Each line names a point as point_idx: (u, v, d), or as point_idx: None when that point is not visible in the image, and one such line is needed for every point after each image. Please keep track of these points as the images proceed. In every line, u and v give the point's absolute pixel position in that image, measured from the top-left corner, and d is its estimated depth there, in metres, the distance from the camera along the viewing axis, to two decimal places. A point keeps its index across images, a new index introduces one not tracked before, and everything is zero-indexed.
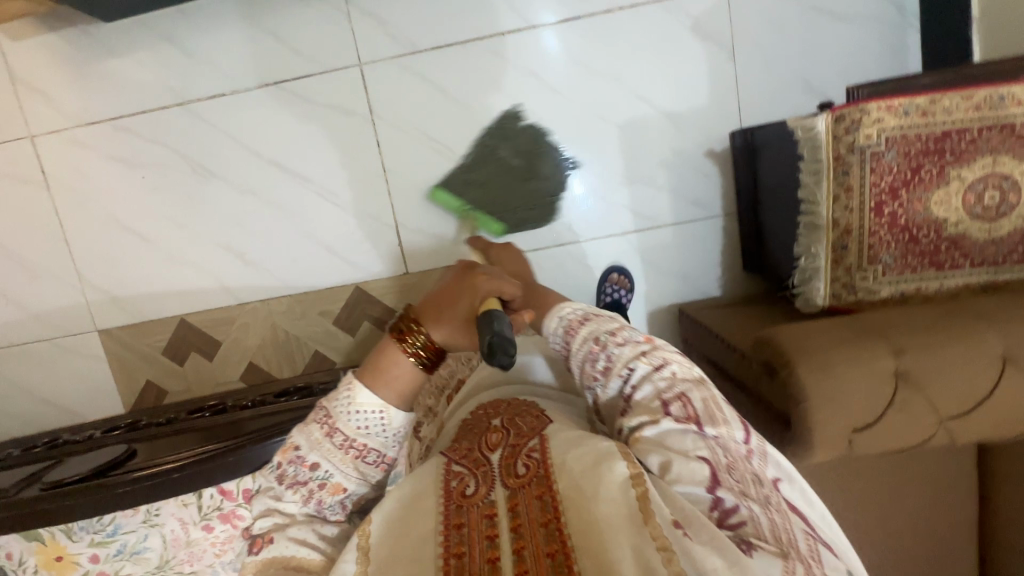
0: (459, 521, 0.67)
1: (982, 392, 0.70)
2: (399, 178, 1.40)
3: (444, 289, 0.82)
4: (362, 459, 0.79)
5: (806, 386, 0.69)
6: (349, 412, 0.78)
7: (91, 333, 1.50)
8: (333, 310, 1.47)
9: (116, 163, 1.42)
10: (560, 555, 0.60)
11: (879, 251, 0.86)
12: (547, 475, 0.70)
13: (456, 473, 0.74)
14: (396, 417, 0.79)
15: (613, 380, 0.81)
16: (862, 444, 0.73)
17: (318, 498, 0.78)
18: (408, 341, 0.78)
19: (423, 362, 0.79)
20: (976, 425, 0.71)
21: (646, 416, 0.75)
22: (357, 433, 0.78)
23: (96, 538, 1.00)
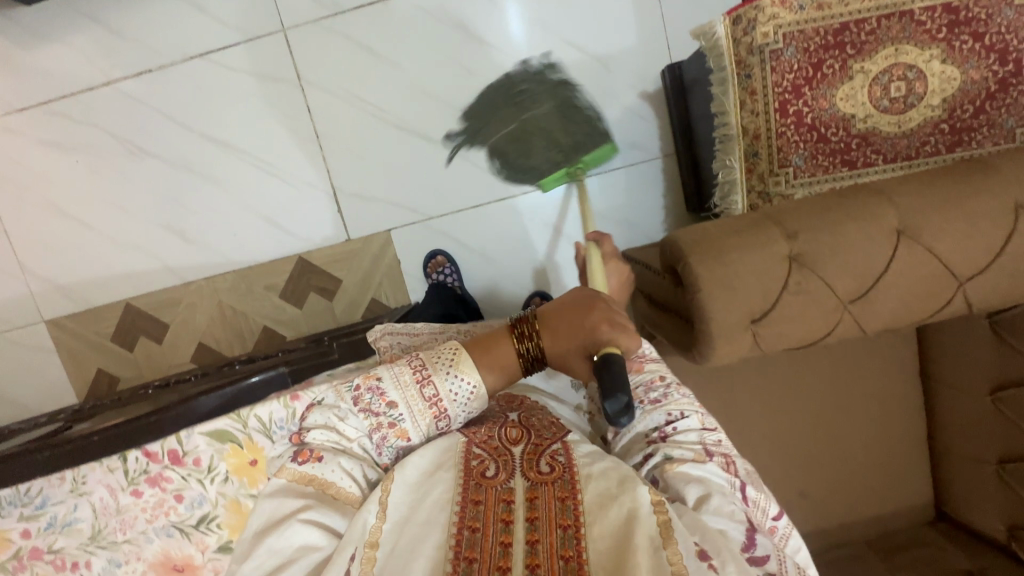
0: (477, 498, 0.66)
1: (880, 268, 0.71)
2: (334, 143, 1.39)
3: (568, 307, 0.75)
4: (437, 420, 0.76)
5: (700, 277, 0.69)
6: (448, 372, 0.75)
7: (39, 324, 1.48)
8: (278, 283, 1.45)
9: (50, 149, 1.41)
10: (574, 561, 0.58)
11: (789, 153, 0.86)
12: (573, 482, 0.66)
13: (476, 454, 0.71)
14: (482, 398, 0.76)
15: (654, 414, 0.76)
16: (767, 336, 0.73)
17: (383, 434, 0.75)
18: (521, 342, 0.75)
19: (525, 364, 0.76)
20: (875, 303, 0.73)
21: (689, 454, 0.71)
22: (445, 394, 0.75)
23: (25, 512, 0.98)
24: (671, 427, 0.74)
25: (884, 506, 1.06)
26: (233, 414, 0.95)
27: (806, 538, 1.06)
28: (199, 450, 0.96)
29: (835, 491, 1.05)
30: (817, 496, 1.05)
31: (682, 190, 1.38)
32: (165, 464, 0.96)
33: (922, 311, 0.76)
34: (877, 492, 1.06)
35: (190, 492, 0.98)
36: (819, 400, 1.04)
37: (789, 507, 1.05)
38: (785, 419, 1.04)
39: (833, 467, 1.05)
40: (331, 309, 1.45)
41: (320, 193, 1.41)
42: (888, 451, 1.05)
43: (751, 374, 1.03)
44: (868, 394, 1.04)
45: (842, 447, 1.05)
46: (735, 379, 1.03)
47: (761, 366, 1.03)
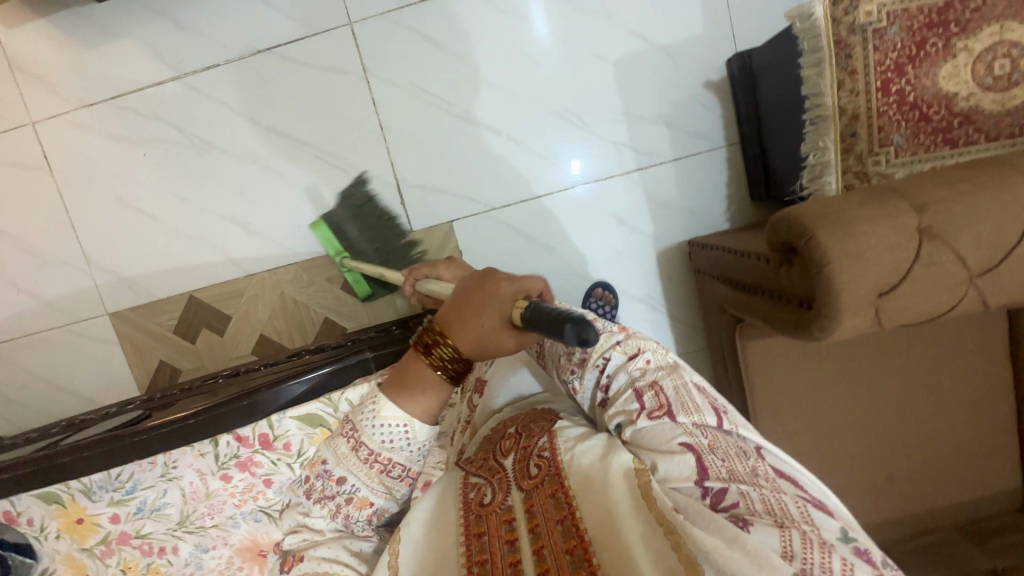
0: (480, 529, 0.70)
1: (1013, 239, 0.70)
2: (397, 136, 1.40)
3: (462, 294, 0.74)
4: (386, 473, 0.78)
5: (829, 251, 0.68)
6: (374, 426, 0.76)
7: (102, 317, 1.50)
8: (340, 275, 1.46)
9: (116, 143, 1.43)
10: (579, 549, 0.62)
11: (890, 132, 0.88)
12: (559, 474, 0.71)
13: (474, 484, 0.77)
14: (420, 431, 0.76)
15: (588, 372, 0.80)
16: (892, 312, 0.72)
17: (345, 513, 0.80)
18: (434, 354, 0.73)
19: (450, 374, 0.74)
20: (1003, 276, 0.72)
21: (624, 417, 0.73)
22: (382, 446, 0.76)
23: (116, 497, 0.99)
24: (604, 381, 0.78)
25: (973, 493, 1.05)
26: (325, 399, 0.97)
27: (890, 524, 1.06)
28: (290, 434, 0.97)
29: (924, 476, 1.04)
30: (904, 480, 1.05)
31: (745, 178, 1.39)
32: (256, 448, 0.97)
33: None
34: (967, 479, 1.05)
35: (280, 477, 0.98)
36: (906, 384, 1.02)
37: (872, 493, 1.05)
38: (872, 404, 1.03)
39: (921, 450, 1.04)
40: (393, 303, 1.47)
41: (382, 185, 1.42)
42: (979, 436, 1.04)
43: (843, 355, 1.01)
44: (960, 376, 1.02)
45: (932, 431, 1.04)
46: (825, 360, 1.01)
47: (852, 348, 1.01)
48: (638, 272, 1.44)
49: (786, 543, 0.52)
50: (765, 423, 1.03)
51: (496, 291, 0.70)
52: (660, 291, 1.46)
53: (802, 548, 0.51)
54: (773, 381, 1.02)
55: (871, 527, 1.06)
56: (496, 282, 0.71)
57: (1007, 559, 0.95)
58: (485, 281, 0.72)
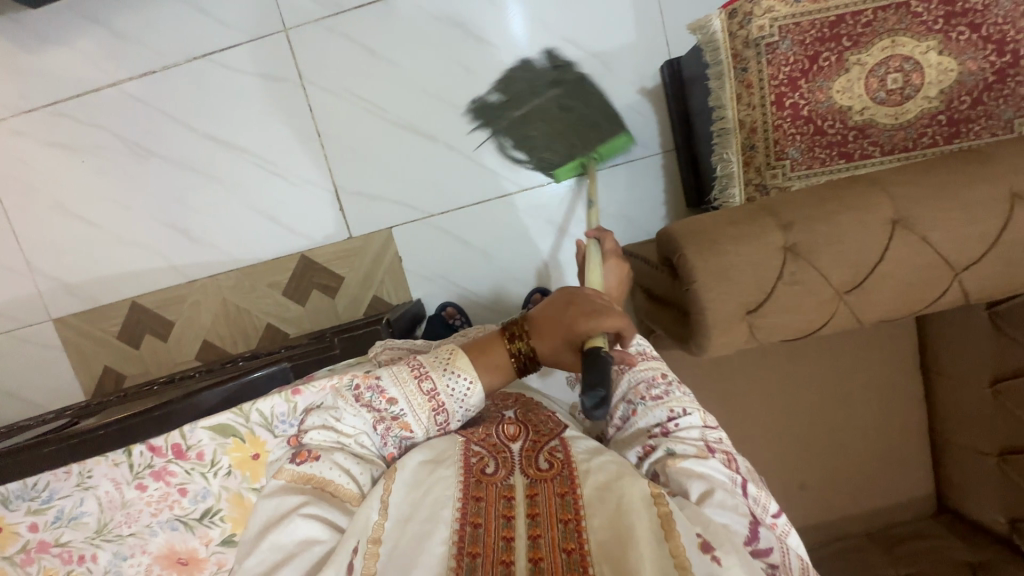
0: (478, 494, 0.66)
1: (876, 256, 0.72)
2: (335, 142, 1.40)
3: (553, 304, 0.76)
4: (436, 414, 0.75)
5: (695, 268, 0.69)
6: (445, 369, 0.75)
7: (47, 323, 1.51)
8: (282, 281, 1.46)
9: (56, 150, 1.43)
10: (577, 554, 0.58)
11: (785, 146, 0.89)
12: (572, 478, 0.67)
13: (476, 452, 0.71)
14: (479, 397, 0.75)
15: (657, 410, 0.76)
16: (761, 327, 0.73)
17: (385, 426, 0.74)
18: (513, 343, 0.75)
19: (517, 365, 0.76)
20: (868, 293, 0.73)
21: (691, 449, 0.71)
22: (443, 388, 0.74)
23: (33, 506, 1.00)
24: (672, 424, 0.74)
25: (884, 499, 1.06)
26: (235, 409, 0.96)
27: (806, 531, 1.06)
28: (202, 444, 0.97)
29: (836, 483, 1.05)
30: (816, 487, 1.05)
31: (681, 185, 1.39)
32: (169, 458, 0.97)
33: (920, 299, 0.76)
34: (874, 488, 1.06)
35: (194, 486, 0.99)
36: (815, 392, 1.04)
37: (789, 500, 1.05)
38: (783, 412, 1.04)
39: (831, 459, 1.05)
40: (334, 305, 1.47)
41: (321, 191, 1.42)
42: (887, 444, 1.05)
43: (749, 366, 1.04)
44: (866, 385, 1.04)
45: (841, 439, 1.05)
46: (732, 372, 1.04)
47: (759, 359, 1.04)
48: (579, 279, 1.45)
49: None
50: None
51: (579, 321, 0.72)
52: None
53: None
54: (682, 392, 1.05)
55: None
56: (582, 312, 0.73)
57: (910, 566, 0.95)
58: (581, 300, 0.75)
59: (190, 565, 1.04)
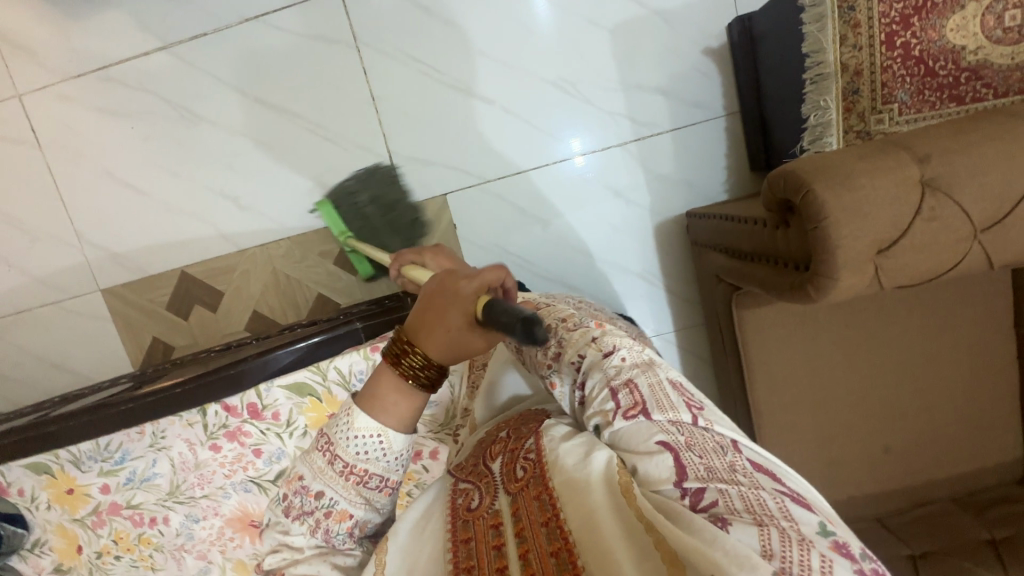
0: (467, 535, 0.64)
1: (1017, 193, 0.68)
2: (388, 106, 1.37)
3: (427, 308, 0.65)
4: (364, 484, 0.69)
5: (830, 203, 0.66)
6: (348, 437, 0.68)
7: (95, 293, 1.49)
8: (333, 249, 1.44)
9: (103, 116, 1.41)
10: (564, 552, 0.55)
11: (894, 89, 0.93)
12: (543, 474, 0.64)
13: (462, 489, 0.71)
14: (396, 440, 0.68)
15: (564, 372, 0.73)
16: (893, 269, 0.70)
17: (325, 527, 0.70)
18: (403, 364, 0.65)
19: (423, 382, 0.66)
20: (1006, 233, 0.70)
21: (601, 417, 0.65)
22: (357, 458, 0.68)
23: (105, 467, 0.99)
24: (580, 380, 0.70)
25: (973, 462, 1.04)
26: (312, 367, 0.95)
27: (888, 496, 1.05)
28: (278, 404, 0.95)
29: (922, 447, 1.03)
30: (902, 451, 1.04)
31: (746, 148, 1.36)
32: (245, 418, 0.96)
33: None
34: (959, 449, 1.04)
35: (269, 447, 0.97)
36: (906, 350, 1.00)
37: (868, 461, 1.04)
38: (871, 372, 1.01)
39: (917, 422, 1.03)
40: (386, 274, 1.45)
41: (373, 157, 1.40)
42: (979, 407, 1.02)
43: (838, 323, 0.99)
44: (960, 343, 1.00)
45: (928, 401, 1.02)
46: (818, 330, 0.99)
47: (849, 316, 0.98)
48: (636, 246, 1.42)
49: (767, 541, 0.46)
50: (761, 393, 1.01)
51: (457, 294, 0.63)
52: (658, 264, 1.43)
53: (783, 546, 0.45)
54: (768, 350, 0.99)
55: (869, 499, 1.05)
56: (452, 285, 0.64)
57: (1006, 530, 0.94)
58: (445, 283, 0.64)
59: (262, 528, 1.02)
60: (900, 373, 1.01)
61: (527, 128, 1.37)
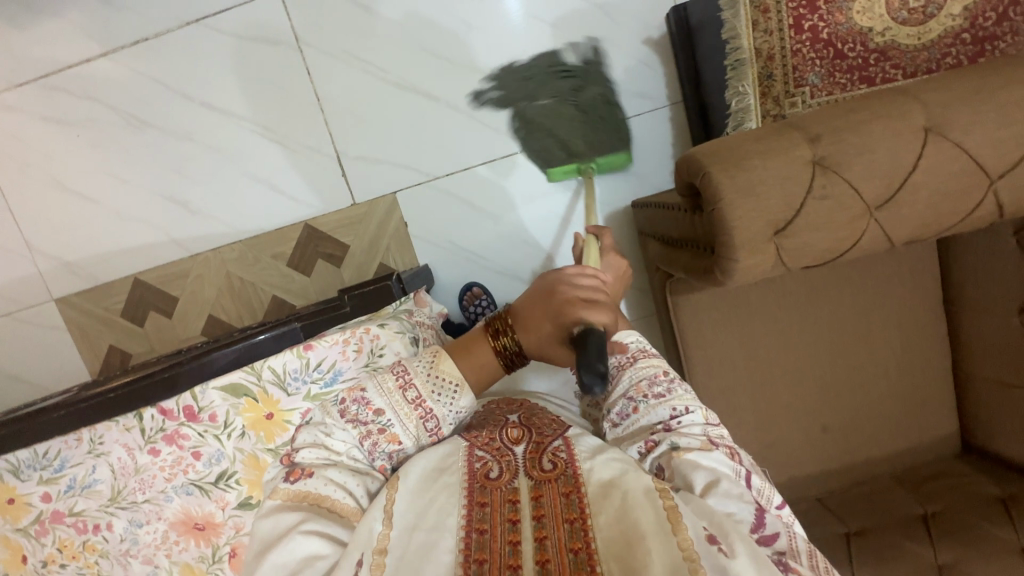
0: (482, 500, 0.65)
1: (911, 169, 0.70)
2: (334, 106, 1.37)
3: (534, 297, 0.75)
4: (425, 421, 0.75)
5: (724, 185, 0.67)
6: (429, 373, 0.76)
7: (49, 303, 1.48)
8: (286, 251, 1.44)
9: (49, 124, 1.40)
10: (585, 552, 0.57)
11: (805, 72, 1.02)
12: (577, 476, 0.67)
13: (479, 457, 0.71)
14: (467, 398, 0.76)
15: (659, 409, 0.74)
16: (792, 249, 0.71)
17: (373, 441, 0.73)
18: (499, 340, 0.77)
19: (507, 362, 0.78)
20: (902, 209, 0.71)
21: (694, 444, 0.70)
22: (429, 394, 0.75)
23: (45, 476, 0.98)
24: (676, 421, 0.73)
25: (908, 440, 1.05)
26: (246, 367, 0.95)
27: (830, 476, 1.07)
28: (214, 406, 0.95)
29: (859, 425, 1.05)
30: (839, 431, 1.05)
31: (690, 138, 1.37)
32: (182, 421, 0.96)
33: (952, 216, 0.74)
34: (895, 426, 1.05)
35: (208, 449, 0.97)
36: (839, 330, 1.01)
37: (808, 443, 1.06)
38: (806, 354, 1.02)
39: (853, 401, 1.04)
40: (340, 275, 1.44)
41: (322, 157, 1.39)
42: (911, 385, 1.04)
43: (769, 305, 1.00)
44: (889, 322, 1.01)
45: (863, 381, 1.03)
46: (749, 314, 1.00)
47: (779, 299, 1.00)
48: None
49: None
50: (699, 378, 1.03)
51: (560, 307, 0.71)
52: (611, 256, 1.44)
53: None
54: (701, 336, 1.00)
55: (810, 479, 1.07)
56: (563, 299, 0.72)
57: (936, 505, 0.96)
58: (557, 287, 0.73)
59: (207, 530, 1.02)
60: (834, 353, 1.02)
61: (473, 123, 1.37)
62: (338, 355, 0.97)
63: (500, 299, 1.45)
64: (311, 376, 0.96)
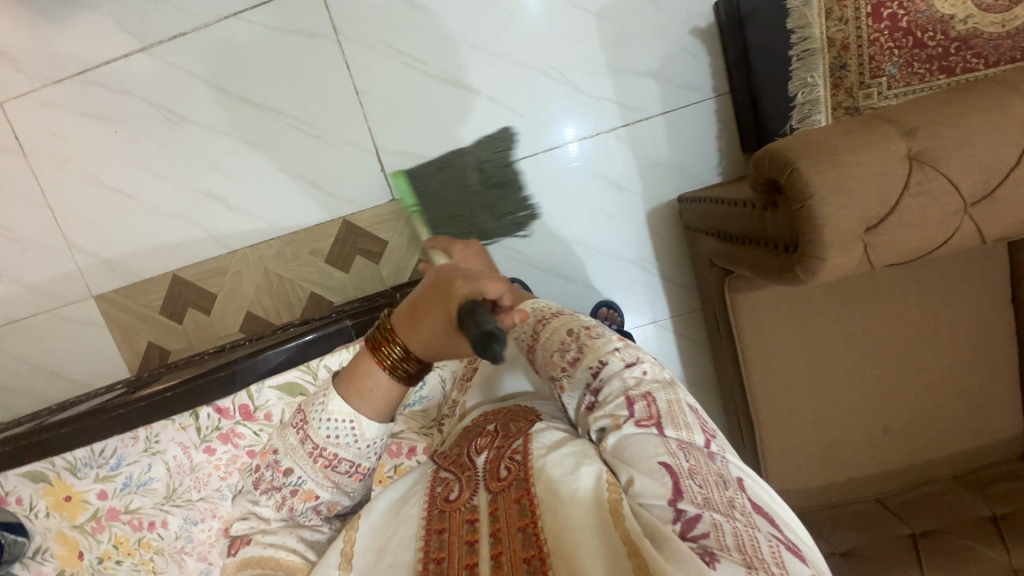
0: (441, 525, 0.63)
1: (1009, 164, 0.67)
2: (374, 101, 1.35)
3: (423, 292, 0.63)
4: (333, 468, 0.72)
5: (815, 182, 0.65)
6: (321, 419, 0.71)
7: (88, 300, 1.49)
8: (323, 248, 1.43)
9: (87, 121, 1.39)
10: (536, 560, 0.55)
11: (883, 63, 1.10)
12: (527, 478, 0.63)
13: (443, 479, 0.70)
14: (368, 427, 0.70)
15: (579, 374, 0.73)
16: (879, 247, 0.69)
17: (290, 504, 0.75)
18: (381, 353, 0.66)
19: (402, 374, 0.67)
20: (999, 205, 0.69)
21: (610, 420, 0.66)
22: (327, 441, 0.71)
23: (101, 473, 0.99)
24: (596, 384, 0.70)
25: (972, 440, 1.03)
26: (302, 366, 0.96)
27: (888, 477, 1.05)
28: (270, 404, 0.96)
29: (921, 424, 1.03)
30: (900, 430, 1.03)
31: (738, 131, 1.34)
32: (237, 419, 0.96)
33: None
34: (959, 424, 1.03)
35: (264, 448, 0.97)
36: (902, 329, 0.99)
37: (867, 442, 1.03)
38: (868, 352, 1.00)
39: (915, 401, 1.02)
40: (377, 271, 1.43)
41: (360, 153, 1.38)
42: (976, 383, 1.01)
43: (832, 303, 0.98)
44: (956, 320, 0.99)
45: (925, 379, 1.01)
46: (812, 311, 0.98)
47: (843, 297, 0.97)
48: (629, 232, 1.41)
49: None
50: (757, 378, 1.01)
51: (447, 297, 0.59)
52: (652, 251, 1.42)
53: None
54: (762, 335, 0.98)
55: (869, 480, 1.05)
56: (448, 284, 0.60)
57: (1006, 506, 0.95)
58: (439, 278, 0.61)
59: None
60: (898, 351, 1.00)
61: (514, 116, 1.35)
62: None
63: (538, 295, 1.43)
64: None
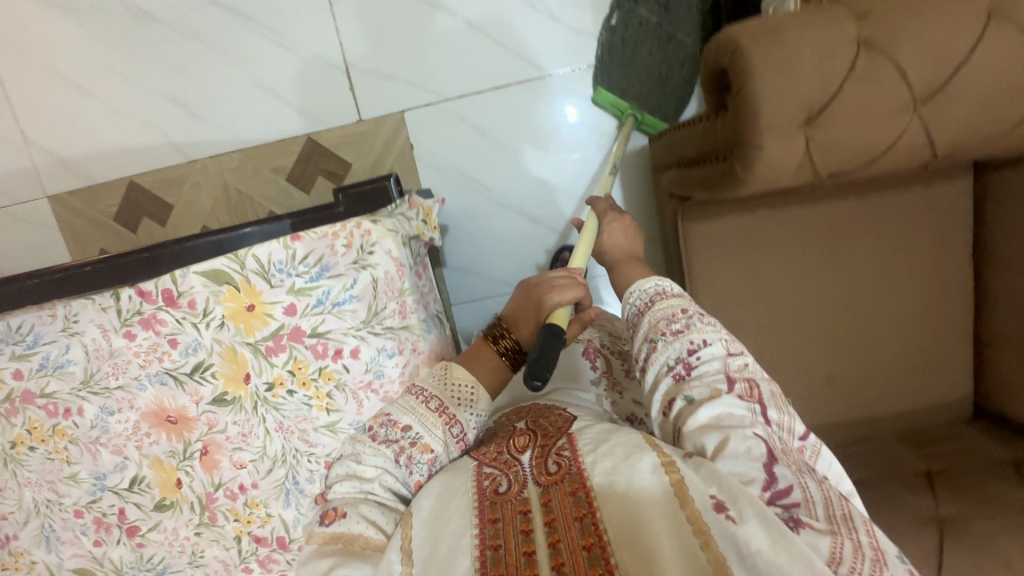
0: (494, 516, 0.59)
1: (961, 55, 0.70)
2: (347, 13, 1.30)
3: (520, 298, 0.86)
4: (450, 427, 0.75)
5: (761, 57, 0.70)
6: (446, 381, 0.79)
7: (42, 200, 1.44)
8: (286, 165, 1.39)
9: (49, 8, 1.33)
10: (598, 547, 0.53)
11: None
12: (582, 472, 0.61)
13: (488, 474, 0.66)
14: (483, 398, 0.79)
15: (676, 344, 0.70)
16: (822, 139, 0.74)
17: (407, 456, 0.72)
18: (498, 343, 0.84)
19: (510, 361, 0.84)
20: (949, 100, 0.72)
21: (705, 390, 0.65)
22: (452, 401, 0.77)
23: (17, 352, 0.95)
24: (694, 356, 0.68)
25: (919, 396, 1.03)
26: (230, 255, 0.91)
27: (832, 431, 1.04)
28: (194, 291, 0.91)
29: (869, 377, 1.02)
30: (846, 381, 1.02)
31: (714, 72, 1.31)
32: (160, 305, 0.92)
33: (1004, 117, 0.74)
34: (905, 377, 1.02)
35: (185, 337, 0.93)
36: (858, 276, 0.98)
37: (817, 394, 1.03)
38: (824, 297, 0.99)
39: (866, 350, 1.01)
40: None
41: (330, 68, 1.33)
42: (928, 337, 1.00)
43: (791, 241, 0.95)
44: (912, 268, 0.98)
45: (874, 331, 1.01)
46: (768, 250, 0.96)
47: (802, 237, 0.95)
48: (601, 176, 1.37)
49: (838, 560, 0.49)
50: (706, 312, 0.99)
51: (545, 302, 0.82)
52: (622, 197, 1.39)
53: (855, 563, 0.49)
54: (715, 266, 0.96)
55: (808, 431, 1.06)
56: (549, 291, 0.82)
57: (943, 461, 0.95)
58: (540, 287, 0.84)
59: (178, 426, 0.98)
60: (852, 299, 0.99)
61: (491, 42, 1.30)
62: (326, 249, 0.93)
63: (504, 235, 1.41)
64: (296, 269, 0.92)
